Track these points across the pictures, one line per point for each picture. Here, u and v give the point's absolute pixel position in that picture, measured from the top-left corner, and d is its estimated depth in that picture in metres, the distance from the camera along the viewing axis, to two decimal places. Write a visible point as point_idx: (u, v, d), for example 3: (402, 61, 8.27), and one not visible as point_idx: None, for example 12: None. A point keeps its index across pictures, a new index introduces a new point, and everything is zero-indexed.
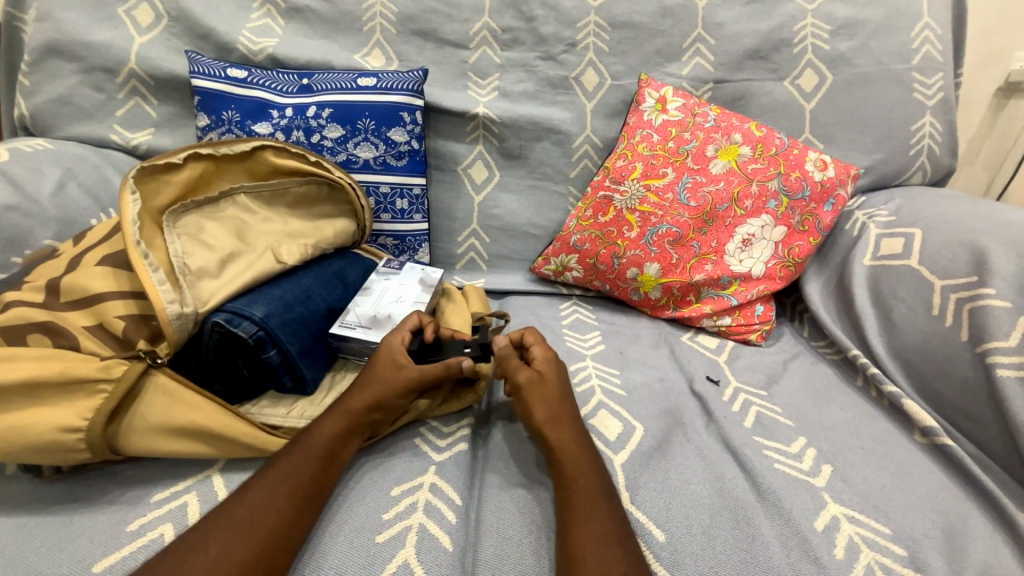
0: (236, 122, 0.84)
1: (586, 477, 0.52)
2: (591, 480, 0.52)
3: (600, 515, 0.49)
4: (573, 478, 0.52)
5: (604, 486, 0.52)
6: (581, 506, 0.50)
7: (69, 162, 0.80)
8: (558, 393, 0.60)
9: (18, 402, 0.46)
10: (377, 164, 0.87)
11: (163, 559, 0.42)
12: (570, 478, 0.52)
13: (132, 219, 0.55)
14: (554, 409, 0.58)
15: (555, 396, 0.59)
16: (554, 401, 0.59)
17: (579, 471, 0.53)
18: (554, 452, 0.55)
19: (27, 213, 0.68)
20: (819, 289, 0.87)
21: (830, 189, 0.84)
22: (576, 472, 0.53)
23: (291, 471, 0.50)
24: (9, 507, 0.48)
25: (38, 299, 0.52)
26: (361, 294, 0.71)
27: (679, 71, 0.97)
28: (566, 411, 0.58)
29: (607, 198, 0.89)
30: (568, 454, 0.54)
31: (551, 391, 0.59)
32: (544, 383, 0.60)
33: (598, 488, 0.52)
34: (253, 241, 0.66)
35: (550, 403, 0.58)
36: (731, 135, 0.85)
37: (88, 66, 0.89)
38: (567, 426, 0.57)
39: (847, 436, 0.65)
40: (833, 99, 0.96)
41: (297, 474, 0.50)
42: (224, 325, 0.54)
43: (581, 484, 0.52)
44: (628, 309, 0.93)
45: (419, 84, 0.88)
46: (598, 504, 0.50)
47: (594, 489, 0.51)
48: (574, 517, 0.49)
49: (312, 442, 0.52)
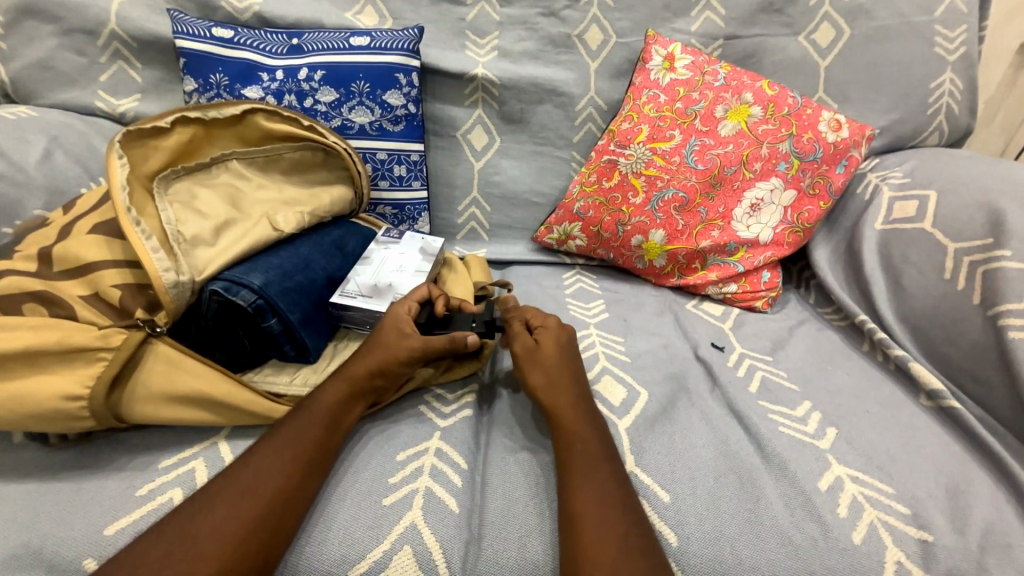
0: (224, 86, 0.81)
1: (588, 441, 0.52)
2: (593, 443, 0.52)
3: (603, 477, 0.49)
4: (575, 442, 0.52)
5: (607, 449, 0.52)
6: (583, 468, 0.50)
7: (55, 130, 0.77)
8: (560, 359, 0.59)
9: (17, 370, 0.45)
10: (373, 129, 0.84)
11: (173, 520, 0.43)
12: (572, 442, 0.52)
13: (121, 185, 0.54)
14: (556, 376, 0.57)
15: (555, 362, 0.58)
16: (555, 368, 0.58)
17: (583, 435, 0.53)
18: (555, 416, 0.55)
19: (15, 183, 0.66)
20: (828, 254, 0.85)
21: (843, 151, 0.81)
22: (578, 435, 0.53)
23: (297, 436, 0.50)
24: (19, 474, 0.48)
25: (30, 268, 0.51)
26: (360, 264, 0.70)
27: (688, 27, 0.92)
28: (567, 377, 0.57)
29: (612, 163, 0.86)
30: (570, 418, 0.54)
31: (552, 359, 0.58)
32: (545, 350, 0.59)
33: (600, 451, 0.52)
34: (248, 209, 0.64)
35: (552, 370, 0.58)
36: (742, 94, 0.82)
37: (67, 28, 0.85)
38: (568, 391, 0.56)
39: (852, 400, 0.65)
40: (849, 55, 0.91)
41: (302, 440, 0.50)
42: (222, 293, 0.53)
43: (583, 447, 0.52)
44: (631, 278, 0.92)
45: (415, 43, 0.84)
46: (600, 466, 0.50)
47: (596, 452, 0.51)
48: (577, 480, 0.49)
49: (315, 409, 0.52)
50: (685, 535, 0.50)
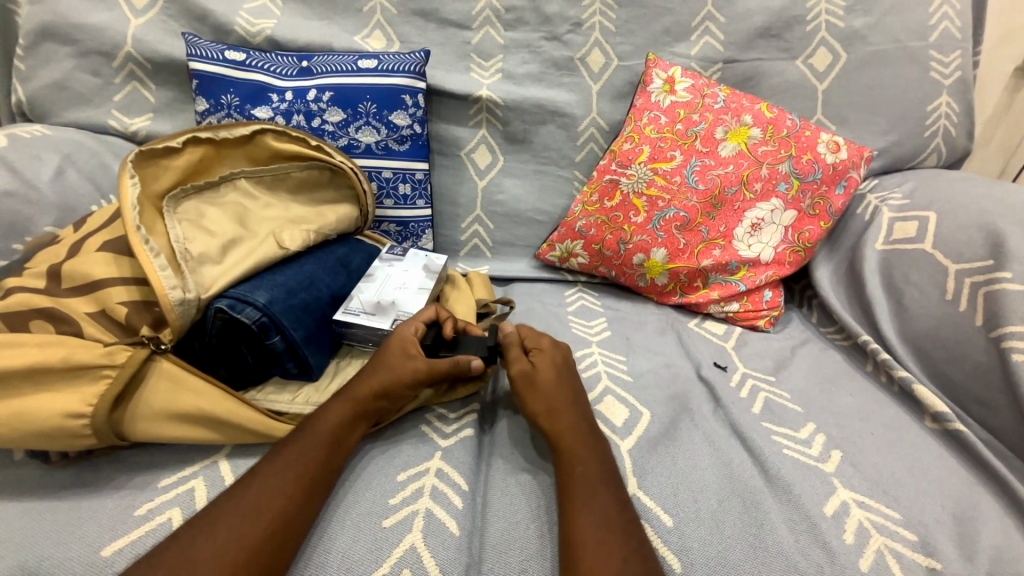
0: (235, 106, 0.83)
1: (588, 463, 0.52)
2: (593, 466, 0.52)
3: (601, 501, 0.49)
4: (575, 464, 0.52)
5: (607, 472, 0.52)
6: (582, 493, 0.49)
7: (68, 149, 0.79)
8: (559, 380, 0.59)
9: (21, 387, 0.45)
10: (379, 148, 0.86)
11: (171, 545, 0.43)
12: (572, 464, 0.52)
13: (132, 204, 0.55)
14: (554, 398, 0.57)
15: (553, 385, 0.58)
16: (553, 390, 0.58)
17: (581, 459, 0.52)
18: (554, 440, 0.54)
19: (27, 200, 0.67)
20: (829, 274, 0.85)
21: (842, 172, 0.82)
22: (576, 459, 0.52)
23: (299, 457, 0.49)
24: (18, 493, 0.48)
25: (39, 285, 0.52)
26: (364, 281, 0.71)
27: (688, 51, 0.94)
28: (566, 399, 0.57)
29: (613, 182, 0.87)
30: (569, 441, 0.54)
31: (550, 381, 0.59)
32: (545, 371, 0.59)
33: (600, 474, 0.51)
34: (255, 227, 0.65)
35: (550, 393, 0.58)
36: (741, 117, 0.83)
37: (84, 50, 0.87)
38: (567, 414, 0.56)
39: (856, 422, 0.64)
40: (846, 79, 0.93)
41: (303, 461, 0.49)
42: (227, 311, 0.54)
43: (582, 471, 0.51)
44: (633, 296, 0.92)
45: (421, 66, 0.86)
46: (599, 491, 0.50)
47: (595, 475, 0.51)
48: (576, 505, 0.49)
49: (316, 431, 0.52)
50: (688, 562, 0.49)
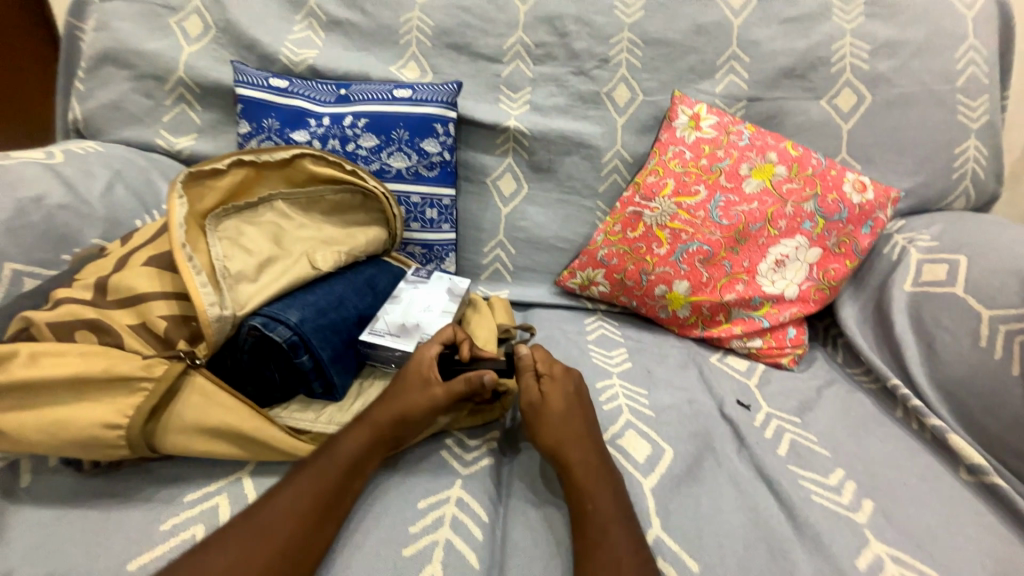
0: (275, 130, 0.87)
1: (601, 500, 0.51)
2: (607, 503, 0.51)
3: (614, 541, 0.48)
4: (586, 500, 0.51)
5: (619, 509, 0.51)
6: (594, 530, 0.49)
7: (118, 165, 0.83)
8: (569, 407, 0.59)
9: (63, 397, 0.47)
10: (409, 174, 0.88)
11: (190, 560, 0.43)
12: (582, 502, 0.51)
13: (179, 222, 0.57)
14: (564, 431, 0.57)
15: (562, 417, 0.58)
16: (564, 421, 0.57)
17: (593, 494, 0.52)
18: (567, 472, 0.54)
19: (78, 213, 0.71)
20: (855, 313, 0.84)
21: (868, 212, 0.81)
22: (586, 493, 0.52)
23: (313, 480, 0.50)
24: (49, 501, 0.49)
25: (86, 296, 0.54)
26: (390, 302, 0.72)
27: (712, 89, 0.96)
28: (578, 429, 0.57)
29: (637, 214, 0.88)
30: (581, 473, 0.53)
31: (558, 412, 0.58)
32: (549, 403, 0.59)
33: (614, 511, 0.50)
34: (289, 247, 0.67)
35: (558, 425, 0.57)
36: (766, 154, 0.84)
37: (140, 74, 0.93)
38: (578, 446, 0.55)
39: (888, 469, 0.62)
40: (870, 119, 0.94)
41: (319, 485, 0.49)
42: (260, 329, 0.55)
43: (594, 508, 0.50)
44: (654, 327, 0.91)
45: (453, 96, 0.90)
46: (613, 528, 0.49)
47: (608, 512, 0.50)
48: (589, 545, 0.48)
49: (337, 453, 0.52)
50: None
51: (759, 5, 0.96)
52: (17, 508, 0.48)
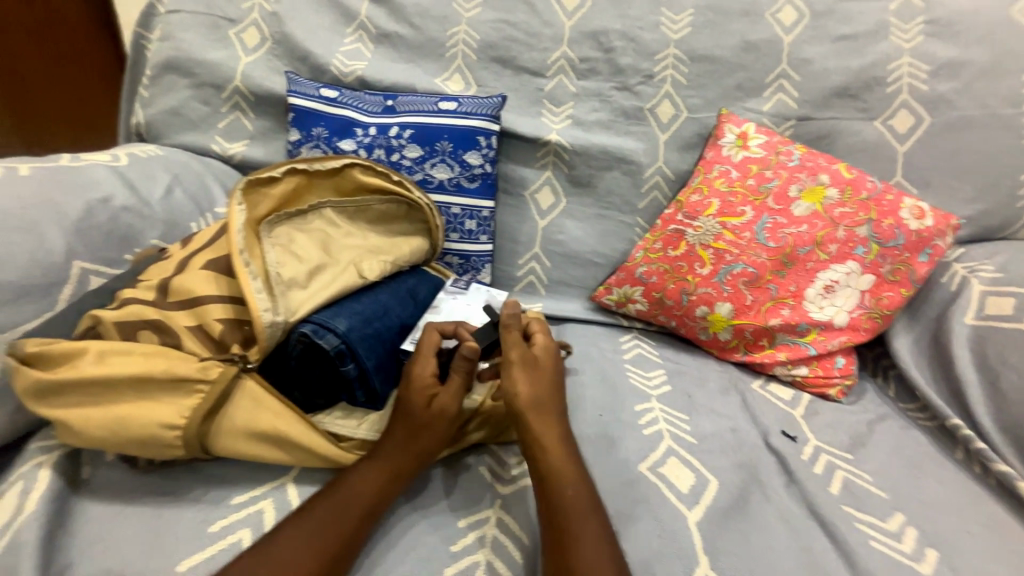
0: (324, 138, 0.89)
1: (576, 482, 0.53)
2: (583, 486, 0.53)
3: (586, 521, 0.50)
4: (564, 481, 0.53)
5: (588, 491, 0.53)
6: (568, 509, 0.51)
7: (177, 169, 0.86)
8: (552, 384, 0.59)
9: (127, 395, 0.48)
10: (451, 185, 0.89)
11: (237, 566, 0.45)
12: (557, 480, 0.53)
13: (238, 228, 0.59)
14: (546, 397, 0.58)
15: (548, 384, 0.59)
16: (547, 388, 0.58)
17: (569, 477, 0.53)
18: (540, 439, 0.55)
19: (141, 215, 0.74)
20: (909, 344, 0.80)
21: (926, 239, 0.78)
22: (563, 470, 0.54)
23: (348, 502, 0.51)
24: (108, 495, 0.52)
25: (150, 297, 0.56)
26: (430, 313, 0.73)
27: (760, 107, 0.94)
28: (554, 398, 0.59)
29: (679, 232, 0.87)
30: (557, 450, 0.55)
31: (545, 379, 0.59)
32: (540, 368, 0.59)
33: (588, 495, 0.53)
34: (337, 254, 0.68)
35: (541, 386, 0.58)
36: (817, 176, 0.81)
37: (199, 82, 0.98)
38: (555, 420, 0.57)
39: (950, 517, 0.59)
40: (928, 143, 0.90)
41: (353, 507, 0.50)
42: (310, 336, 0.56)
43: (575, 493, 0.52)
44: (693, 349, 0.89)
45: (497, 110, 0.90)
46: (589, 514, 0.51)
47: (582, 496, 0.52)
48: (563, 521, 0.51)
49: (364, 473, 0.53)
50: None
51: (812, 22, 0.93)
52: (80, 500, 0.51)
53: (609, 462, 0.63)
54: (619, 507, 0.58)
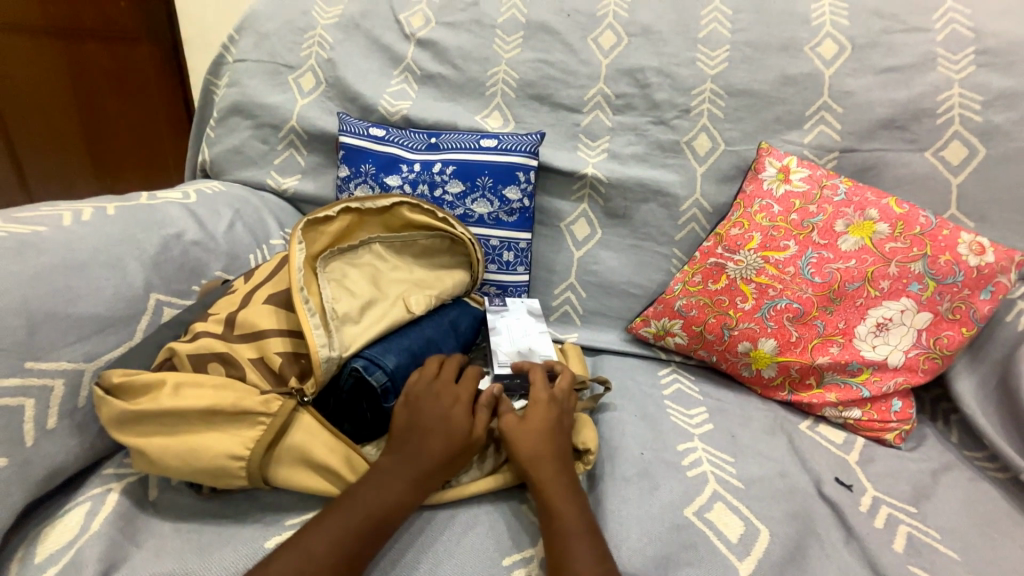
0: (371, 174, 0.94)
1: (568, 515, 0.55)
2: (573, 517, 0.55)
3: (578, 552, 0.52)
4: (556, 515, 0.55)
5: (585, 523, 0.55)
6: (560, 543, 0.53)
7: (238, 204, 0.93)
8: (547, 430, 0.61)
9: (198, 426, 0.52)
10: (491, 219, 0.92)
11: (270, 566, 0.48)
12: (550, 515, 0.55)
13: (298, 267, 0.63)
14: (539, 446, 0.60)
15: (543, 433, 0.61)
16: (543, 439, 0.60)
17: (560, 511, 0.55)
18: (537, 486, 0.58)
19: (207, 248, 0.80)
20: (973, 387, 0.76)
21: (987, 276, 0.73)
22: (555, 508, 0.56)
23: (338, 522, 0.50)
24: (175, 517, 0.56)
25: (218, 330, 0.60)
26: (492, 334, 0.78)
27: (801, 139, 0.93)
28: (553, 446, 0.60)
29: (719, 266, 0.86)
30: (550, 488, 0.57)
31: (539, 430, 0.61)
32: (533, 420, 0.62)
33: (582, 525, 0.54)
34: (386, 289, 0.72)
35: (537, 438, 0.60)
36: (865, 211, 0.79)
37: (259, 123, 1.06)
38: (548, 465, 0.59)
39: None
40: (984, 175, 0.86)
41: (338, 527, 0.50)
42: (361, 371, 0.60)
43: (561, 523, 0.54)
44: (734, 385, 0.87)
45: (535, 146, 0.93)
46: (582, 540, 0.53)
47: (574, 526, 0.54)
48: (557, 553, 0.52)
49: (383, 474, 0.54)
50: None
51: (854, 55, 0.92)
52: (147, 520, 0.55)
53: (651, 503, 0.62)
54: (662, 552, 0.57)
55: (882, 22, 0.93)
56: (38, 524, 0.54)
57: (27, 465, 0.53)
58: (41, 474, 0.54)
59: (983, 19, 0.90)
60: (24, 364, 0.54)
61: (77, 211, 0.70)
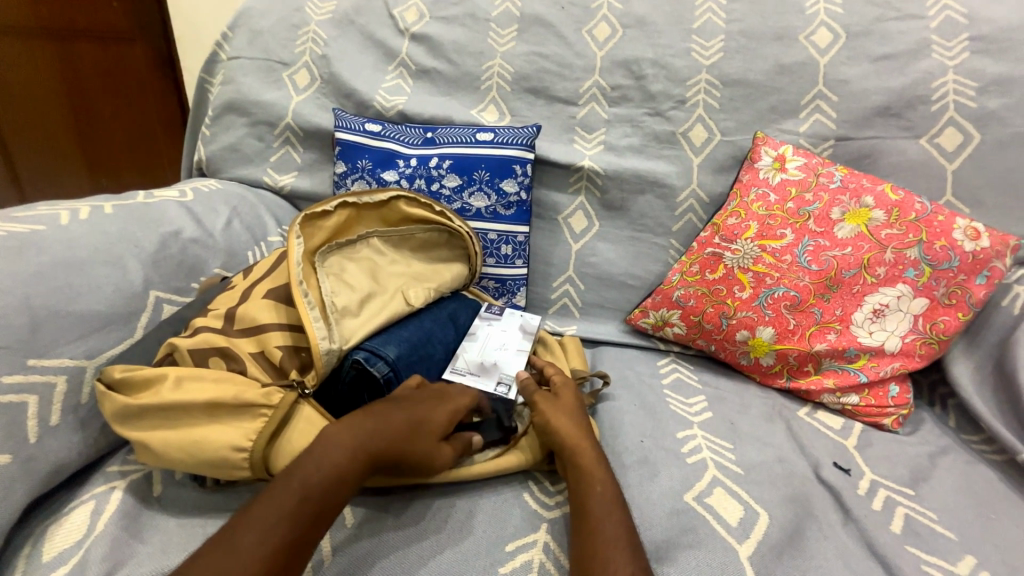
0: (368, 170, 0.94)
1: (603, 485, 0.57)
2: (606, 488, 0.56)
3: (614, 519, 0.53)
4: (594, 482, 0.57)
5: (618, 493, 0.57)
6: (598, 509, 0.54)
7: (235, 202, 0.93)
8: (576, 411, 0.65)
9: (201, 419, 0.53)
10: (488, 213, 0.92)
11: (194, 565, 0.44)
12: (588, 483, 0.57)
13: (297, 261, 0.64)
14: (571, 423, 0.62)
15: (575, 411, 0.64)
16: (569, 415, 0.63)
17: (597, 479, 0.57)
18: (576, 455, 0.59)
19: (206, 246, 0.81)
20: (970, 371, 0.77)
21: (983, 260, 0.74)
22: (594, 477, 0.57)
23: (303, 484, 0.49)
24: (180, 512, 0.56)
25: (218, 326, 0.61)
26: (468, 339, 0.75)
27: (796, 128, 0.93)
28: (583, 424, 0.63)
29: (716, 255, 0.86)
30: (586, 459, 0.59)
31: (570, 408, 0.64)
32: (565, 403, 0.65)
33: (616, 495, 0.56)
34: (385, 283, 0.72)
35: (570, 417, 0.63)
36: (861, 198, 0.80)
37: (255, 120, 1.06)
38: (584, 441, 0.60)
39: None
40: (980, 160, 0.86)
41: (312, 486, 0.49)
42: (362, 363, 0.61)
43: (602, 490, 0.56)
44: (733, 374, 0.88)
45: (532, 139, 0.93)
46: (615, 509, 0.54)
47: (610, 495, 0.56)
48: (595, 518, 0.53)
49: (330, 445, 0.51)
50: None
51: (848, 43, 0.92)
52: (152, 516, 0.56)
53: (651, 489, 0.63)
54: (662, 536, 0.58)
55: (875, 9, 0.93)
56: (43, 521, 0.54)
57: (30, 462, 0.53)
58: (46, 470, 0.55)
59: (976, 6, 0.90)
60: (26, 361, 0.55)
61: (74, 211, 0.70)
